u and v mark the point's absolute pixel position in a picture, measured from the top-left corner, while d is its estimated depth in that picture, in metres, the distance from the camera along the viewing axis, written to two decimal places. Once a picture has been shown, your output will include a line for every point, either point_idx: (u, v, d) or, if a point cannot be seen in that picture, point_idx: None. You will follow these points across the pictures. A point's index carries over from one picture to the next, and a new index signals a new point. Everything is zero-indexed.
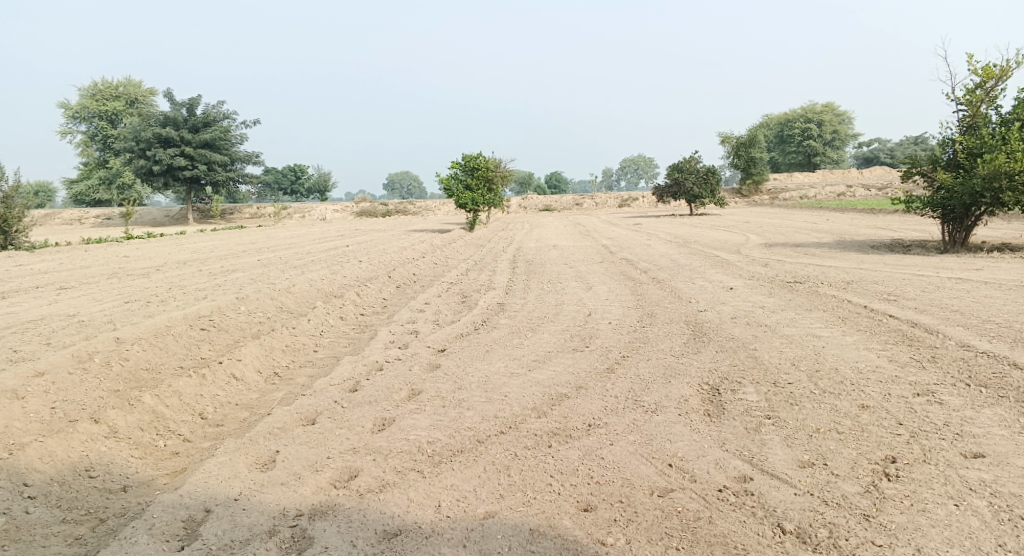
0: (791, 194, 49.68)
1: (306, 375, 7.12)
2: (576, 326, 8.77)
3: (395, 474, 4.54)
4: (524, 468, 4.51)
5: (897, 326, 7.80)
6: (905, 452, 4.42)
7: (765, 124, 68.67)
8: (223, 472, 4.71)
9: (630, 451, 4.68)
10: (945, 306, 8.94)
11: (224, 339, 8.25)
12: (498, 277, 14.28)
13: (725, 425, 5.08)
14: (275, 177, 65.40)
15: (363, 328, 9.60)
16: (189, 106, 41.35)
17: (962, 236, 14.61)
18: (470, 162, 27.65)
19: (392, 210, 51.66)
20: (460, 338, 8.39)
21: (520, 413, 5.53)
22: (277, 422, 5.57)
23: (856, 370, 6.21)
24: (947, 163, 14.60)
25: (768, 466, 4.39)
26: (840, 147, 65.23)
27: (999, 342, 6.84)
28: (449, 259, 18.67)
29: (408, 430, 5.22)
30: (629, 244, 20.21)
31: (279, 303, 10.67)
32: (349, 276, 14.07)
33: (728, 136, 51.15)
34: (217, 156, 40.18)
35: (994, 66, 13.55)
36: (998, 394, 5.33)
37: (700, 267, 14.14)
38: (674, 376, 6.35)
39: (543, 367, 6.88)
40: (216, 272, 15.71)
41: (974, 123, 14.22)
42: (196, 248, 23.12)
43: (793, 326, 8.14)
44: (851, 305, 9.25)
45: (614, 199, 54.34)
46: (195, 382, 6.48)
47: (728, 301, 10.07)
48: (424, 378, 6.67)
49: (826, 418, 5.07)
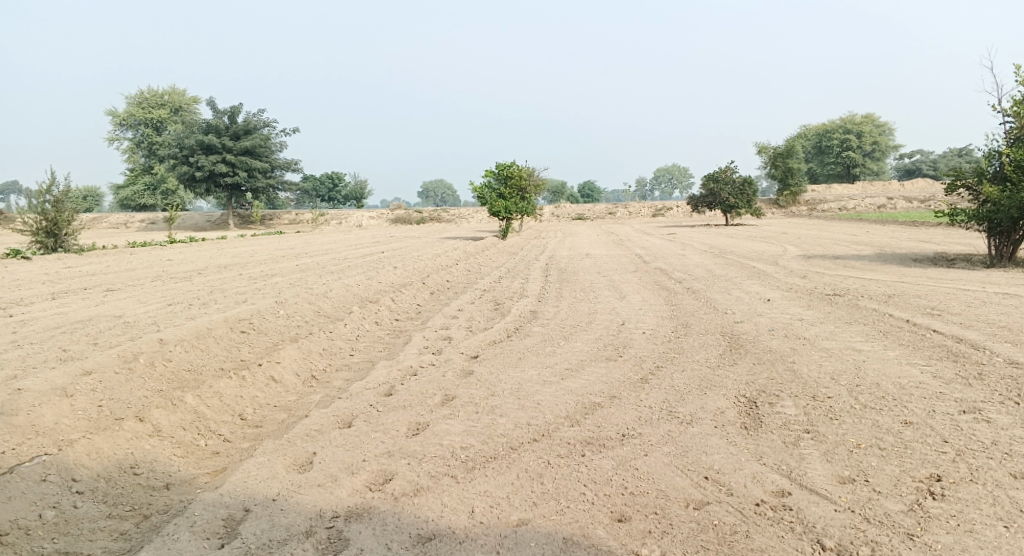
0: (829, 205, 48.77)
1: (342, 379, 7.21)
2: (610, 335, 8.73)
3: (429, 478, 4.57)
4: (558, 476, 4.51)
5: (941, 341, 7.60)
6: (950, 470, 4.30)
7: (804, 134, 67.61)
8: (262, 473, 4.80)
9: (665, 462, 4.64)
10: (992, 321, 8.68)
11: (262, 342, 8.41)
12: (531, 285, 14.30)
13: (762, 438, 5.00)
14: (312, 184, 66.53)
15: (398, 333, 9.69)
16: (231, 114, 42.35)
17: (1010, 250, 14.18)
18: (504, 170, 27.78)
19: (426, 217, 52.14)
20: (494, 345, 8.42)
21: (554, 421, 5.53)
22: (314, 424, 5.65)
23: (898, 385, 6.07)
24: (994, 175, 14.21)
25: (807, 481, 4.31)
26: (881, 158, 63.85)
27: None
28: (482, 266, 18.75)
29: (442, 435, 5.26)
30: (663, 254, 20.06)
31: (316, 308, 10.85)
32: (384, 282, 14.22)
33: (765, 146, 50.47)
34: (257, 163, 41.05)
35: None
36: None
37: (735, 278, 13.97)
38: (710, 387, 6.29)
39: (577, 376, 6.86)
40: (254, 276, 16.02)
41: (1023, 134, 13.82)
42: (235, 253, 23.60)
43: (832, 339, 7.98)
44: (893, 319, 9.04)
45: (648, 208, 54.02)
46: (235, 383, 6.62)
47: (765, 313, 9.92)
48: (458, 384, 6.71)
49: (868, 433, 4.96)
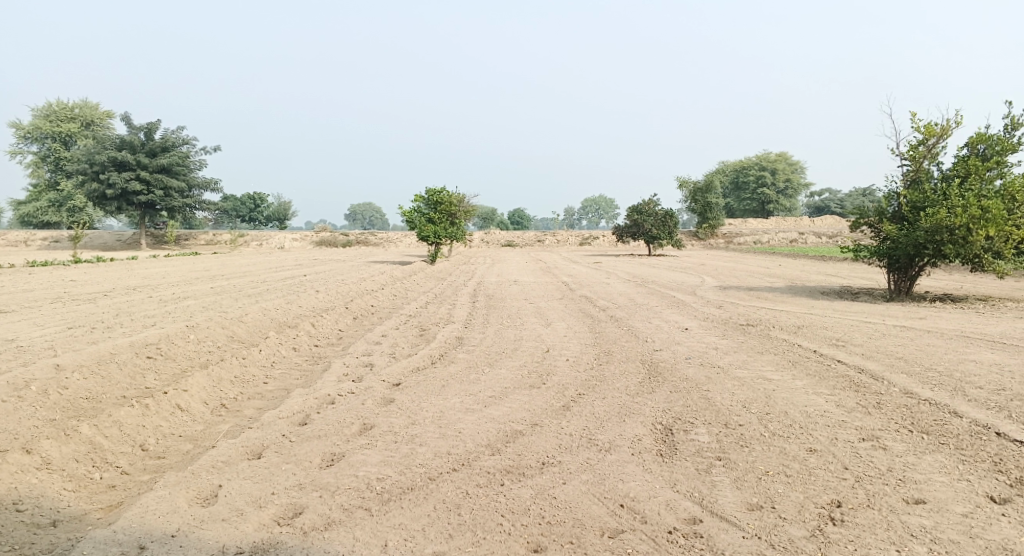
0: (745, 239, 50.99)
1: (255, 407, 6.93)
2: (534, 362, 8.77)
3: (342, 511, 4.42)
4: (475, 507, 4.44)
5: (844, 371, 8.01)
6: (849, 496, 4.50)
7: (722, 171, 70.71)
8: (161, 507, 4.52)
9: (582, 491, 4.66)
10: (890, 353, 9.21)
11: (170, 369, 7.99)
12: (457, 311, 14.24)
13: (676, 466, 5.11)
14: (234, 203, 64.42)
15: (317, 360, 9.40)
16: (147, 130, 40.66)
17: (907, 285, 15.22)
18: (434, 195, 27.78)
19: (353, 240, 51.35)
20: (416, 372, 8.30)
21: (473, 450, 5.47)
22: (221, 455, 5.39)
23: (805, 414, 6.33)
24: (893, 215, 15.22)
25: (717, 508, 4.41)
26: (793, 196, 67.32)
27: (940, 390, 7.06)
28: (408, 292, 18.56)
29: (357, 466, 5.11)
30: (588, 282, 20.41)
31: (230, 333, 10.43)
32: (305, 306, 13.85)
33: (686, 181, 52.44)
34: (175, 181, 39.51)
35: (936, 125, 14.27)
36: (938, 441, 5.49)
37: (656, 308, 14.35)
38: (628, 415, 6.38)
39: (500, 403, 6.83)
40: (166, 299, 15.29)
41: (918, 178, 14.89)
42: (147, 274, 22.49)
43: (745, 368, 8.28)
44: (801, 350, 9.46)
45: (575, 237, 55.01)
46: (137, 412, 6.25)
47: (683, 342, 10.21)
48: (377, 412, 6.56)
49: (775, 460, 5.15)
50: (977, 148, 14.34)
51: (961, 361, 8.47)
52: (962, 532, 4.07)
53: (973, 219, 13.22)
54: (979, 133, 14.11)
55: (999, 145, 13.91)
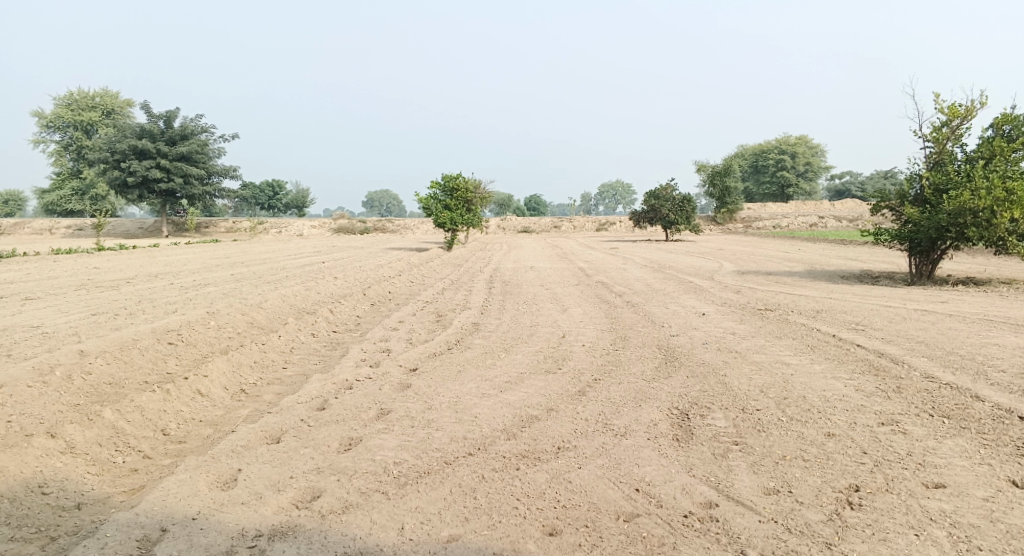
0: (764, 223, 50.48)
1: (273, 393, 7.01)
2: (550, 347, 8.77)
3: (359, 495, 4.46)
4: (491, 491, 4.47)
5: (864, 356, 7.92)
6: (868, 481, 4.47)
7: (741, 154, 69.96)
8: (182, 491, 4.60)
9: (598, 475, 4.66)
10: (911, 337, 9.09)
11: (191, 355, 8.10)
12: (474, 297, 14.26)
13: (692, 450, 5.09)
14: (252, 191, 64.86)
15: (335, 346, 9.48)
16: (166, 119, 41.02)
17: (929, 268, 15.00)
18: (450, 181, 27.77)
19: (370, 227, 51.55)
20: (433, 358, 8.33)
21: (489, 434, 5.49)
22: (240, 440, 5.46)
23: (823, 398, 6.28)
24: (915, 198, 14.97)
25: (733, 493, 4.40)
26: (813, 179, 66.43)
27: (962, 374, 6.97)
28: (426, 278, 18.63)
29: (374, 451, 5.15)
30: (605, 267, 20.33)
31: (250, 319, 10.53)
32: (323, 292, 13.95)
33: (704, 165, 51.94)
34: (194, 169, 39.86)
35: (960, 105, 13.97)
36: (959, 426, 5.41)
37: (674, 293, 14.28)
38: (645, 400, 6.36)
39: (516, 388, 6.84)
40: (187, 286, 15.47)
41: (941, 159, 14.62)
42: (168, 261, 22.78)
43: (762, 353, 8.22)
44: (821, 334, 9.37)
45: (592, 223, 54.82)
46: (159, 397, 6.34)
47: (700, 327, 10.15)
48: (394, 397, 6.61)
49: (793, 445, 5.11)
50: (1002, 128, 14.04)
51: (983, 345, 8.35)
52: (982, 517, 4.02)
53: (998, 201, 12.96)
54: (1005, 113, 13.81)
55: None
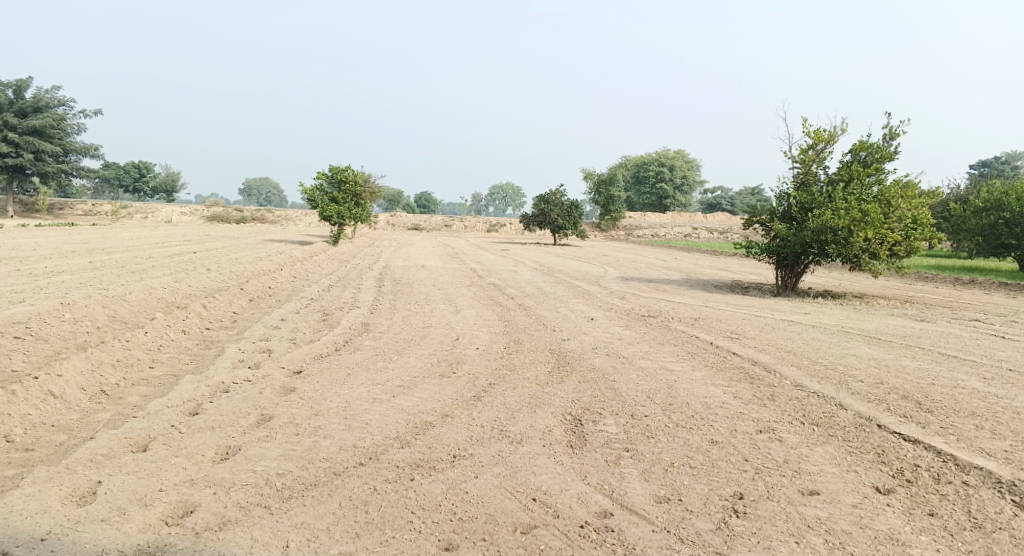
0: (644, 232, 52.81)
1: (139, 395, 6.40)
2: (443, 350, 8.63)
3: (238, 510, 4.12)
4: (383, 503, 4.27)
5: (740, 363, 8.36)
6: (750, 488, 4.67)
7: (624, 165, 72.89)
8: (29, 507, 4.05)
9: (495, 485, 4.58)
10: (781, 346, 9.70)
11: (42, 351, 7.29)
12: (362, 295, 13.85)
13: (587, 457, 5.13)
14: (115, 172, 59.81)
15: (209, 344, 8.83)
16: (16, 87, 37.10)
17: (793, 281, 16.15)
18: (337, 174, 26.94)
19: (248, 217, 49.11)
20: (319, 359, 7.95)
21: (382, 442, 5.28)
22: (100, 448, 4.91)
23: (705, 405, 6.54)
24: (782, 215, 16.07)
25: (627, 501, 4.45)
26: (689, 192, 70.12)
27: (827, 383, 7.51)
28: (310, 273, 17.89)
29: (255, 461, 4.80)
30: (496, 269, 20.43)
31: (112, 312, 9.63)
32: (196, 286, 13.03)
33: (590, 173, 53.54)
34: (48, 145, 36.30)
35: (824, 130, 15.16)
36: (828, 433, 5.81)
37: (563, 297, 14.54)
38: (539, 406, 6.36)
39: (408, 393, 6.64)
40: (37, 273, 13.98)
41: (806, 180, 15.78)
42: (14, 245, 20.53)
43: (648, 358, 8.48)
44: (700, 341, 9.81)
45: (482, 223, 55.01)
46: (2, 399, 5.60)
47: (589, 332, 10.36)
48: (277, 402, 6.21)
49: (680, 452, 5.26)
50: (858, 154, 15.34)
51: (843, 355, 9.07)
52: (852, 523, 4.30)
53: (854, 221, 14.17)
54: (861, 141, 15.11)
55: (877, 153, 14.95)
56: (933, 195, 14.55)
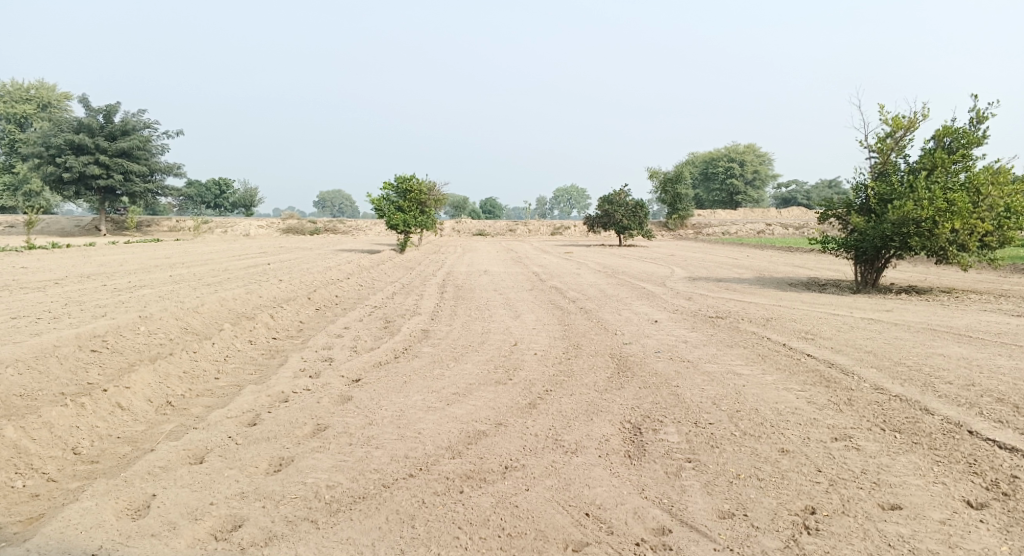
0: (714, 229, 51.47)
1: (202, 406, 6.53)
2: (501, 356, 8.51)
3: (285, 524, 4.09)
4: (430, 518, 4.15)
5: (815, 366, 7.87)
6: (823, 502, 4.31)
7: (692, 163, 71.34)
8: (85, 521, 4.15)
9: (546, 498, 4.40)
10: (859, 346, 9.11)
11: (116, 364, 7.57)
12: (424, 302, 13.91)
13: (645, 468, 4.88)
14: (196, 189, 62.84)
15: (273, 354, 9.00)
16: (106, 112, 39.40)
17: (873, 276, 15.27)
18: (403, 183, 27.30)
19: (320, 228, 50.65)
20: (377, 368, 7.95)
21: (433, 453, 5.17)
22: (158, 460, 5.00)
23: (776, 411, 6.15)
24: (860, 207, 15.23)
25: (687, 516, 4.18)
26: (760, 187, 67.87)
27: (911, 385, 6.97)
28: (376, 281, 18.15)
29: (306, 473, 4.77)
30: (559, 272, 20.23)
31: (184, 324, 9.96)
32: (265, 296, 13.39)
33: (656, 172, 52.55)
34: (135, 166, 38.35)
35: (903, 116, 14.28)
36: (912, 441, 5.34)
37: (626, 299, 14.21)
38: (596, 413, 6.13)
39: (463, 401, 6.53)
40: (121, 288, 14.68)
41: (885, 170, 14.91)
42: (104, 261, 21.73)
43: (714, 362, 8.10)
44: (771, 343, 9.33)
45: (547, 226, 54.79)
46: (71, 412, 5.78)
47: (652, 334, 10.03)
48: (333, 411, 6.22)
49: (747, 463, 4.94)
50: (943, 140, 14.37)
51: (929, 355, 8.42)
52: (940, 542, 3.90)
53: (939, 211, 13.25)
54: (945, 126, 14.16)
55: (964, 138, 13.96)
56: None
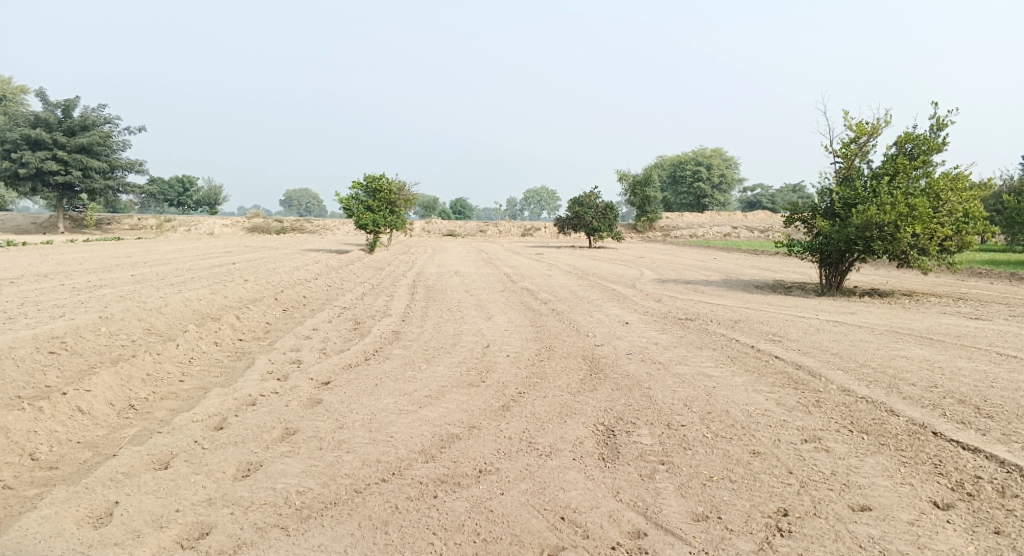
0: (682, 232, 52.06)
1: (166, 409, 6.35)
2: (473, 358, 8.45)
3: (254, 531, 3.99)
4: (404, 523, 4.09)
5: (783, 368, 7.98)
6: (796, 504, 4.36)
7: (660, 166, 72.12)
8: (44, 530, 3.99)
9: (521, 502, 4.37)
10: (825, 349, 9.27)
11: (75, 366, 7.34)
12: (394, 303, 13.78)
13: (619, 471, 4.88)
14: (159, 187, 61.46)
15: (240, 356, 8.81)
16: (64, 107, 38.31)
17: (837, 279, 15.56)
18: (372, 182, 27.03)
19: (288, 227, 49.94)
20: (347, 370, 7.83)
21: (406, 457, 5.11)
22: (121, 466, 4.84)
23: (746, 413, 6.21)
24: (825, 211, 15.51)
25: (662, 519, 4.19)
26: (727, 191, 68.89)
27: (876, 387, 7.09)
28: (345, 282, 17.93)
29: (275, 478, 4.67)
30: (530, 273, 20.23)
31: (147, 325, 9.70)
32: (231, 296, 13.13)
33: (625, 174, 52.97)
34: (95, 162, 37.34)
35: (867, 123, 14.60)
36: (879, 442, 5.43)
37: (597, 300, 14.25)
38: (569, 416, 6.13)
39: (435, 404, 6.46)
40: (80, 287, 14.25)
41: (849, 175, 15.22)
42: (62, 260, 21.09)
43: (685, 364, 8.15)
44: (740, 345, 9.44)
45: (517, 227, 54.82)
46: (28, 417, 5.58)
47: (624, 336, 10.07)
48: (302, 415, 6.11)
49: (719, 465, 4.97)
50: (904, 147, 14.72)
51: (892, 357, 8.60)
52: (909, 542, 3.96)
53: (901, 216, 13.56)
54: (907, 133, 14.51)
55: (924, 144, 14.33)
56: (986, 187, 13.85)
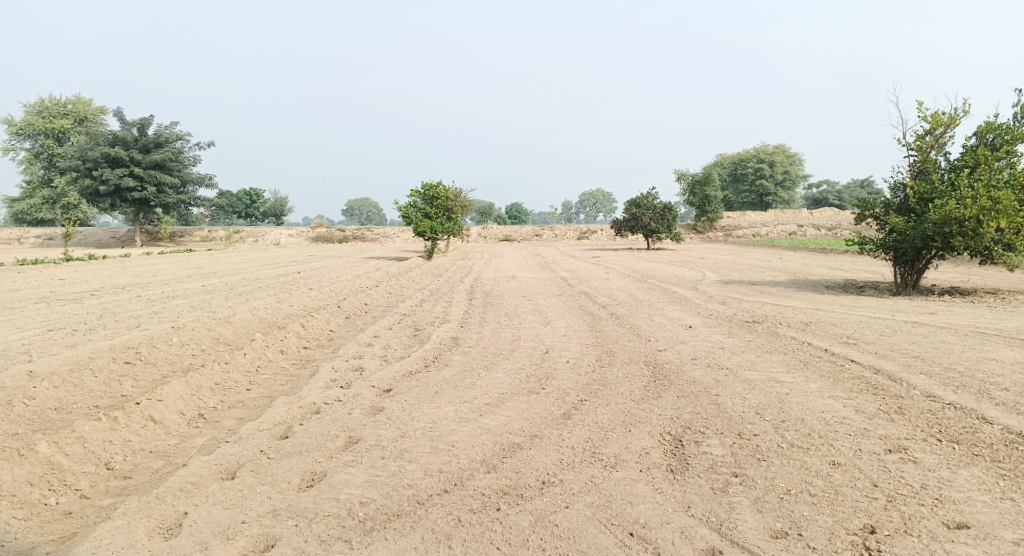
0: (744, 231, 50.66)
1: (234, 418, 6.46)
2: (533, 364, 8.31)
3: (319, 544, 3.98)
4: (468, 538, 4.02)
5: (860, 373, 7.55)
6: (883, 521, 4.08)
7: (720, 165, 70.52)
8: (116, 542, 4.08)
9: (587, 516, 4.22)
10: (906, 351, 8.75)
11: (149, 375, 7.56)
12: (453, 309, 13.77)
13: (689, 483, 4.66)
14: (228, 200, 63.79)
15: (304, 364, 8.93)
16: (139, 126, 40.18)
17: (914, 278, 14.76)
18: (429, 189, 27.28)
19: (349, 236, 51.04)
20: (408, 377, 7.82)
21: (468, 467, 5.02)
22: (190, 476, 4.92)
23: (823, 421, 5.87)
24: (899, 207, 14.76)
25: (737, 537, 3.99)
26: (791, 188, 66.70)
27: (965, 393, 6.62)
28: (405, 288, 18.11)
29: (339, 488, 4.66)
30: (589, 277, 19.98)
31: (215, 334, 9.95)
32: (295, 305, 13.39)
33: (682, 173, 51.96)
34: (168, 178, 39.00)
35: (943, 113, 13.83)
36: (972, 453, 5.04)
37: (658, 303, 13.92)
38: (634, 424, 5.92)
39: (497, 412, 6.36)
40: (154, 298, 14.80)
41: (924, 169, 14.45)
42: (138, 272, 22.04)
43: (754, 369, 7.82)
44: (812, 348, 9.00)
45: (574, 230, 54.48)
46: (104, 426, 5.75)
47: (688, 341, 9.76)
48: (365, 423, 6.10)
49: (798, 477, 4.69)
50: (985, 137, 13.87)
51: (981, 360, 8.03)
52: None
53: (983, 210, 12.75)
54: (987, 122, 13.67)
55: (1008, 134, 13.46)
56: None
